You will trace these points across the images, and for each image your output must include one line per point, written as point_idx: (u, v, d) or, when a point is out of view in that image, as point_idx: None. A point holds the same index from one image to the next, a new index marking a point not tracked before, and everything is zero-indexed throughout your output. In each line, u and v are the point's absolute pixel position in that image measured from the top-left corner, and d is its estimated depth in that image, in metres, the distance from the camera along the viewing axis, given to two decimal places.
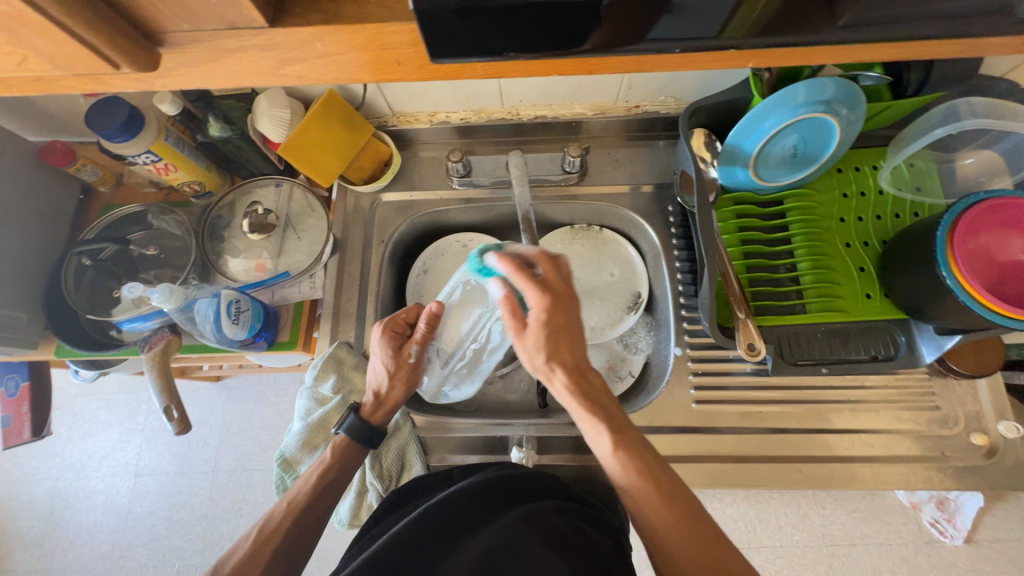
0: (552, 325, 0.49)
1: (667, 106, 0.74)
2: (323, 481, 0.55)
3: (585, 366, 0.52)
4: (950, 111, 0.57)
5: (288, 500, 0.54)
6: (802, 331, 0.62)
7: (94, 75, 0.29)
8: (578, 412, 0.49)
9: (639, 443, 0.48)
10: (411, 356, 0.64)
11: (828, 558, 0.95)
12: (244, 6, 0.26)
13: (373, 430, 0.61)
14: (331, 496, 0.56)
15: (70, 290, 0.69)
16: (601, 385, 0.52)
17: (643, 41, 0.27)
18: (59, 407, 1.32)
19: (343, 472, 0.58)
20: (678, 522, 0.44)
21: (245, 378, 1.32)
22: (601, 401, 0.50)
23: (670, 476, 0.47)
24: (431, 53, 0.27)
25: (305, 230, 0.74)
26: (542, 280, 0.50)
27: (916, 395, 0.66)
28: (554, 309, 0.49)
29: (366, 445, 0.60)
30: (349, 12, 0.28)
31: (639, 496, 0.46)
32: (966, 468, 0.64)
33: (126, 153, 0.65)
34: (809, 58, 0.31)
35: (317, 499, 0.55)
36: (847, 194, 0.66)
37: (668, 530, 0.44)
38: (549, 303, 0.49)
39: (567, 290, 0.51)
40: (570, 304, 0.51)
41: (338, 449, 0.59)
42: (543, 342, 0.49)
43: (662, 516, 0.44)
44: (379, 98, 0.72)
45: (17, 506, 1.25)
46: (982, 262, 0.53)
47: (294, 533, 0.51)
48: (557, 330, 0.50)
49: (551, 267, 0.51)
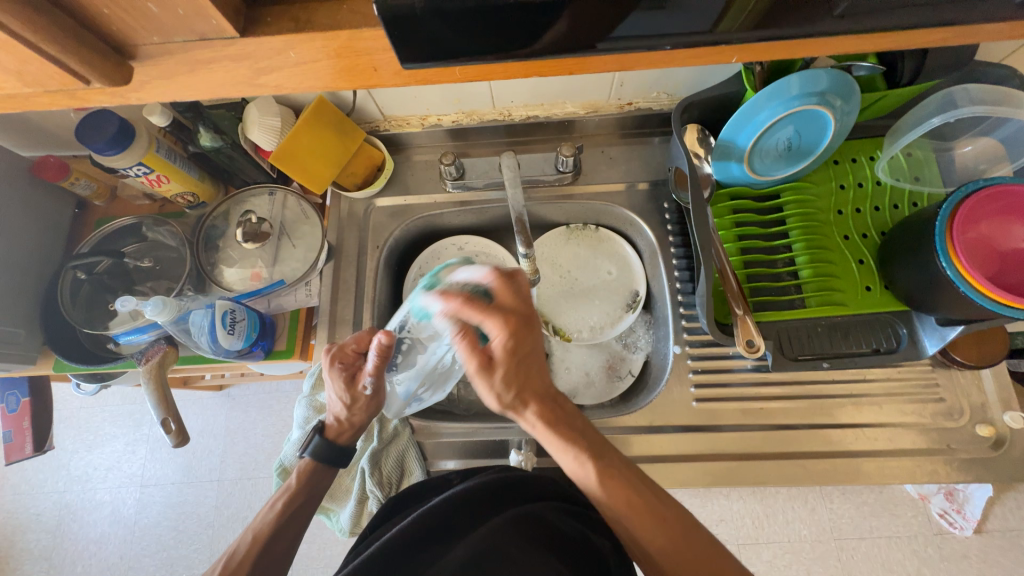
0: (509, 356, 0.48)
1: (659, 102, 0.73)
2: (288, 509, 0.53)
3: (556, 393, 0.53)
4: (947, 99, 0.57)
5: (253, 528, 0.51)
6: (803, 326, 0.61)
7: (67, 91, 0.28)
8: (559, 444, 0.49)
9: (619, 468, 0.48)
10: (366, 389, 0.58)
11: (837, 552, 0.94)
12: (214, 17, 0.26)
13: (339, 451, 0.59)
14: (300, 521, 0.54)
15: (68, 305, 0.69)
16: (573, 412, 0.52)
17: (618, 37, 0.27)
18: (64, 420, 1.32)
19: (310, 496, 0.56)
20: (674, 544, 0.44)
21: (247, 386, 1.32)
22: (575, 425, 0.50)
23: (660, 493, 0.47)
24: (403, 56, 0.26)
25: (299, 237, 0.74)
26: (492, 312, 0.48)
27: (919, 387, 0.65)
28: (505, 344, 0.48)
29: (333, 466, 0.59)
30: (321, 19, 0.27)
31: (630, 523, 0.46)
32: (973, 460, 0.63)
33: (118, 166, 0.65)
34: (793, 53, 0.30)
35: (283, 526, 0.52)
36: (845, 185, 0.65)
37: (666, 541, 0.44)
38: (503, 336, 0.48)
39: (518, 322, 0.49)
40: (533, 330, 0.50)
41: (302, 476, 0.57)
42: (505, 377, 0.49)
43: (657, 537, 0.45)
44: (369, 102, 0.71)
45: (26, 520, 1.26)
46: (983, 251, 0.52)
47: (259, 560, 0.49)
48: (516, 363, 0.49)
49: (506, 292, 0.50)
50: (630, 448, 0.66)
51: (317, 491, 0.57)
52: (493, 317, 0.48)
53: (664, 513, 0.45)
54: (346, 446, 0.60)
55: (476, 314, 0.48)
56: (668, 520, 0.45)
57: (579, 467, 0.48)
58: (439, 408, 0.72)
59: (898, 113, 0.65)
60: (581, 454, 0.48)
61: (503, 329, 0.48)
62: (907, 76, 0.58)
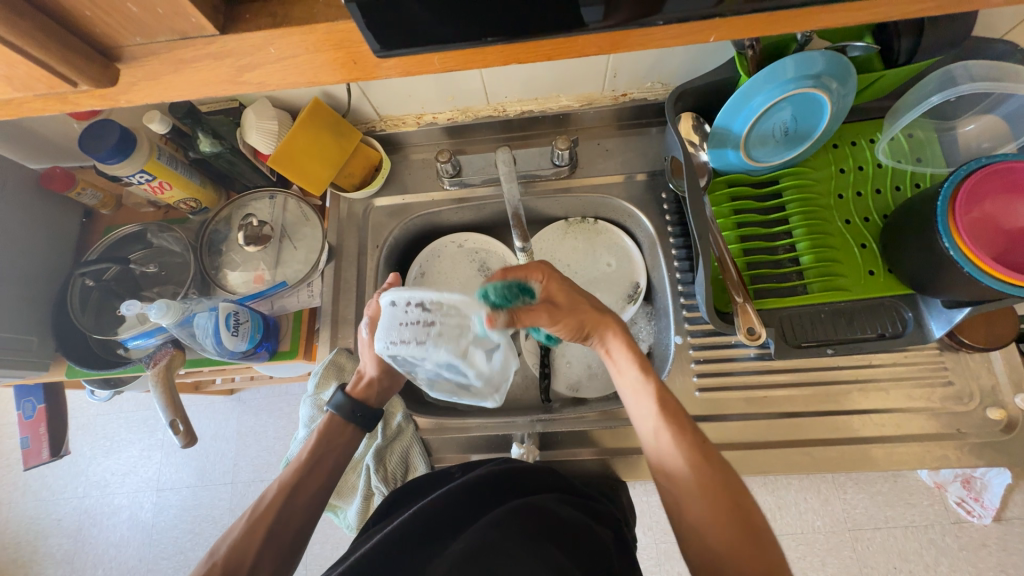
0: (567, 304, 0.56)
1: (654, 92, 0.73)
2: (312, 457, 0.57)
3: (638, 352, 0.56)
4: (946, 77, 0.56)
5: (279, 480, 0.55)
6: (805, 312, 0.60)
7: (58, 95, 0.29)
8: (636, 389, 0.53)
9: (670, 401, 0.51)
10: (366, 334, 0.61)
11: (852, 543, 0.93)
12: (193, 15, 0.27)
13: (359, 405, 0.62)
14: (328, 468, 0.58)
15: (77, 311, 0.71)
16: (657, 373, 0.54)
17: (582, 26, 0.28)
18: (81, 427, 1.35)
19: (330, 450, 0.59)
20: (705, 478, 0.46)
21: (257, 390, 1.33)
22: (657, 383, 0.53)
23: (701, 435, 0.49)
24: (376, 45, 0.27)
25: (300, 239, 0.75)
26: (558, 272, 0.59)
27: (927, 370, 0.64)
28: (569, 291, 0.57)
29: (353, 422, 0.61)
30: (297, 14, 0.28)
31: (666, 447, 0.49)
32: (984, 443, 0.62)
33: (121, 174, 0.66)
34: (777, 29, 0.30)
35: (306, 478, 0.56)
36: (846, 168, 0.64)
37: (699, 476, 0.46)
38: (566, 287, 0.57)
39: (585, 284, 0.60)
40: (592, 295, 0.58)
41: (323, 430, 0.60)
42: (566, 312, 0.56)
43: (690, 466, 0.47)
44: (364, 103, 0.72)
45: (47, 525, 1.29)
46: (987, 230, 0.51)
47: (284, 512, 0.53)
48: (573, 306, 0.56)
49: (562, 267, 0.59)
50: (634, 440, 0.66)
51: (341, 444, 0.61)
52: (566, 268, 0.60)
53: (699, 451, 0.47)
54: (364, 403, 0.62)
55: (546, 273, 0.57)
56: (705, 458, 0.47)
57: (637, 387, 0.53)
58: (443, 404, 0.73)
59: (896, 93, 0.64)
60: (644, 376, 0.52)
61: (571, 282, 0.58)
62: (903, 56, 0.57)
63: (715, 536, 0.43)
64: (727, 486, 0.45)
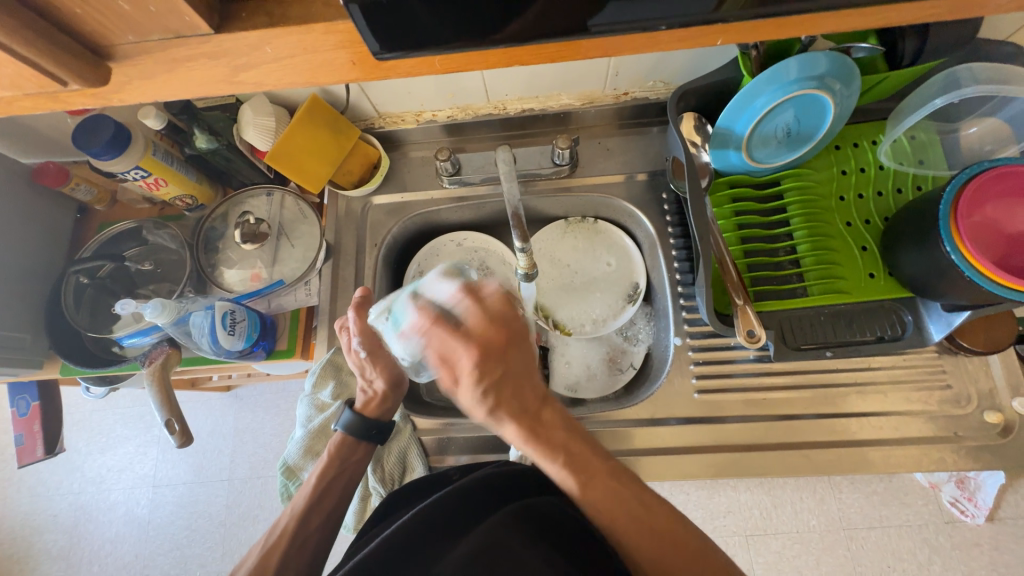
0: (478, 378, 0.41)
1: (656, 91, 0.72)
2: (323, 481, 0.58)
3: (540, 406, 0.45)
4: (950, 79, 0.55)
5: (293, 505, 0.57)
6: (806, 314, 0.60)
7: (48, 93, 0.29)
8: (540, 459, 0.44)
9: (575, 439, 0.45)
10: (360, 350, 0.60)
11: (846, 542, 0.94)
12: (187, 14, 0.26)
13: (371, 424, 0.62)
14: (340, 489, 0.59)
15: (72, 309, 0.70)
16: (563, 419, 0.45)
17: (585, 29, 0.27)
18: (76, 422, 1.34)
19: (343, 470, 0.60)
20: (639, 529, 0.43)
21: (254, 387, 1.32)
22: (571, 440, 0.45)
23: (613, 465, 0.46)
24: (375, 46, 0.27)
25: (298, 237, 0.74)
26: (467, 329, 0.42)
27: (925, 374, 0.64)
28: (489, 357, 0.42)
29: (365, 442, 0.62)
30: (295, 13, 0.27)
31: (587, 498, 0.44)
32: (981, 447, 0.62)
33: (116, 170, 0.65)
34: (781, 33, 0.30)
35: (319, 501, 0.58)
36: (847, 170, 0.64)
37: (617, 505, 0.44)
38: (483, 354, 0.41)
39: (505, 328, 0.43)
40: (505, 352, 0.43)
41: (336, 450, 0.61)
42: (489, 387, 0.42)
43: (628, 515, 0.44)
44: (362, 100, 0.71)
45: (43, 521, 1.29)
46: (988, 234, 0.51)
47: (297, 540, 0.54)
48: (500, 378, 0.42)
49: (476, 306, 0.43)
50: (632, 441, 0.66)
51: (354, 463, 0.61)
52: (474, 308, 0.43)
53: (609, 482, 0.44)
54: (376, 421, 0.62)
55: (443, 334, 0.42)
56: (624, 488, 0.45)
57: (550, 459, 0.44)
58: (441, 404, 0.73)
59: (898, 95, 0.63)
60: (546, 445, 0.44)
61: (491, 338, 0.42)
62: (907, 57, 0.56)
63: (649, 559, 0.43)
64: (639, 497, 0.45)
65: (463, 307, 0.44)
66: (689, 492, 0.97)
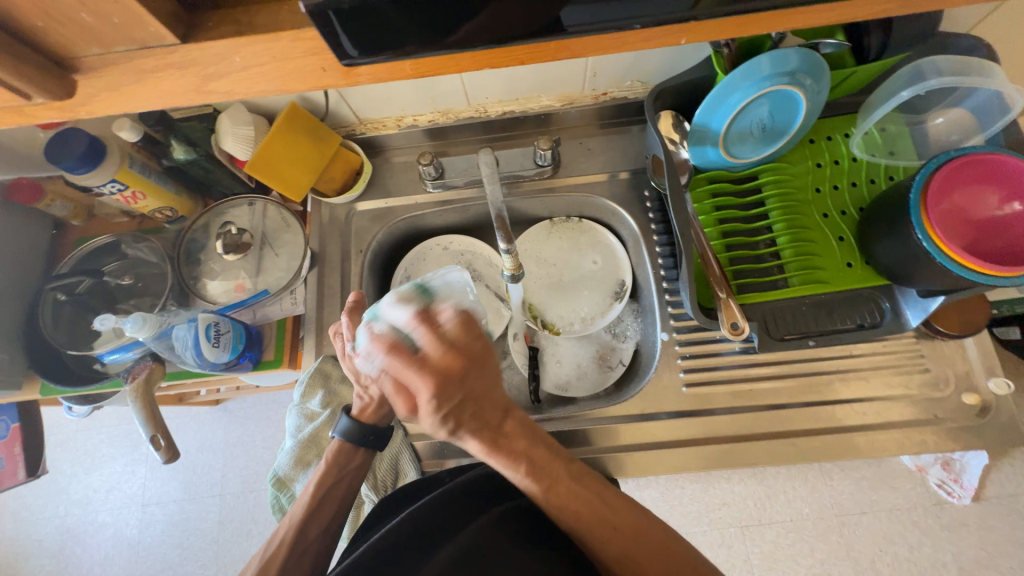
0: (439, 408, 0.39)
1: (634, 90, 0.73)
2: (320, 491, 0.58)
3: (501, 419, 0.44)
4: (915, 72, 0.57)
5: (290, 517, 0.57)
6: (787, 305, 0.61)
7: (13, 108, 0.29)
8: (502, 469, 0.44)
9: (537, 447, 0.45)
10: (352, 355, 0.60)
11: (838, 528, 0.95)
12: (152, 25, 0.26)
13: (368, 430, 0.61)
14: (339, 497, 0.59)
15: (49, 328, 0.68)
16: (524, 429, 0.45)
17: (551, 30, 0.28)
18: (60, 444, 1.31)
19: (340, 478, 0.60)
20: (606, 528, 0.44)
21: (244, 399, 1.31)
22: (534, 448, 0.45)
23: (575, 465, 0.46)
24: (344, 53, 0.27)
25: (281, 246, 0.73)
26: (423, 359, 0.39)
27: (904, 359, 0.65)
28: (449, 387, 0.39)
29: (363, 447, 0.61)
30: (263, 22, 0.27)
31: (550, 501, 0.44)
32: (960, 428, 0.63)
33: (91, 184, 0.64)
34: (743, 31, 0.30)
35: (317, 511, 0.57)
36: (822, 163, 0.65)
37: (582, 507, 0.44)
38: (439, 386, 0.39)
39: (464, 355, 0.40)
40: (466, 378, 0.40)
41: (333, 457, 0.60)
42: (447, 414, 0.40)
43: (591, 516, 0.44)
44: (342, 106, 0.71)
45: (27, 546, 1.25)
46: (956, 222, 0.53)
47: (295, 551, 0.54)
48: (457, 405, 0.40)
49: (432, 331, 0.40)
50: (623, 437, 0.66)
51: (351, 470, 0.61)
52: (431, 336, 0.39)
53: (570, 483, 0.45)
54: (374, 426, 0.61)
55: (400, 364, 0.39)
56: (589, 491, 0.45)
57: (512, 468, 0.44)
58: None
59: (867, 89, 0.65)
60: (507, 456, 0.43)
61: (447, 367, 0.39)
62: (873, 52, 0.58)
63: (614, 552, 0.44)
64: (602, 494, 0.45)
65: (420, 334, 0.40)
66: (684, 486, 0.98)
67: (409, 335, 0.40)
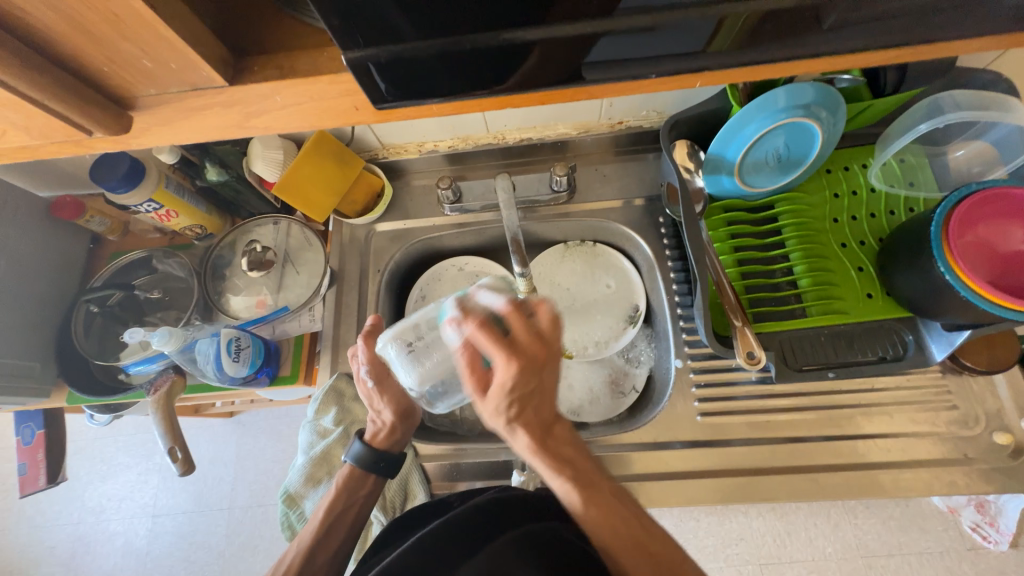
0: (514, 386, 0.40)
1: (650, 120, 0.75)
2: (330, 515, 0.58)
3: (552, 420, 0.46)
4: (933, 105, 0.57)
5: (299, 542, 0.57)
6: (805, 335, 0.60)
7: (76, 141, 0.32)
8: (545, 471, 0.45)
9: (580, 457, 0.46)
10: (366, 379, 0.60)
11: (865, 570, 0.90)
12: (204, 70, 0.29)
13: (380, 456, 0.61)
14: (347, 524, 0.59)
15: (81, 337, 0.72)
16: (568, 436, 0.47)
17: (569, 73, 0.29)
18: (78, 450, 1.34)
19: (350, 503, 0.59)
20: (640, 552, 0.43)
21: (257, 412, 1.32)
22: (574, 456, 0.46)
23: (617, 484, 0.47)
24: (376, 95, 0.29)
25: (303, 264, 0.75)
26: (513, 341, 0.41)
27: (930, 395, 0.63)
28: (530, 372, 0.41)
29: (374, 472, 0.61)
30: (303, 67, 0.30)
31: (587, 512, 0.44)
32: (993, 469, 0.60)
33: (129, 203, 0.67)
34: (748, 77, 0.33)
35: (325, 538, 0.57)
36: (839, 193, 0.65)
37: (619, 524, 0.44)
38: (522, 369, 0.40)
39: (550, 346, 0.42)
40: (542, 371, 0.42)
41: (344, 481, 0.60)
42: (519, 399, 0.42)
43: (627, 536, 0.44)
44: (367, 133, 0.74)
45: (40, 553, 1.27)
46: (982, 254, 0.52)
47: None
48: (527, 394, 0.42)
49: (523, 321, 0.42)
50: (635, 466, 0.65)
51: (361, 496, 0.60)
52: (524, 324, 0.42)
53: (611, 497, 0.45)
54: (385, 453, 0.61)
55: (486, 341, 0.41)
56: (629, 511, 0.45)
57: (555, 470, 0.45)
58: (444, 430, 0.72)
59: (885, 121, 0.65)
60: (554, 455, 0.45)
61: (534, 353, 0.41)
62: (890, 87, 0.60)
63: None
64: (640, 517, 0.45)
65: (513, 320, 0.42)
66: (699, 518, 0.95)
67: (502, 320, 0.42)
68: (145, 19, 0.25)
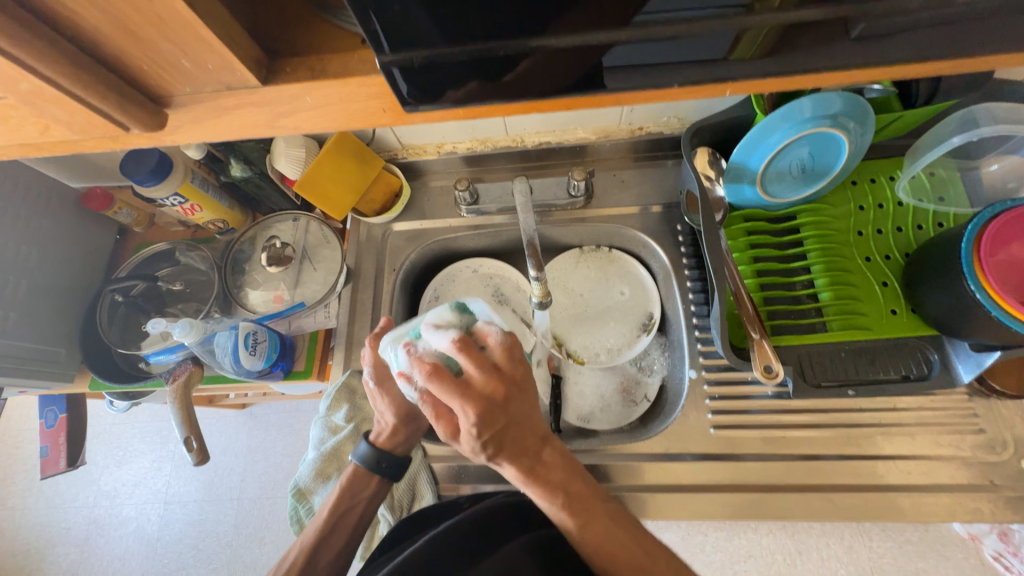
0: (478, 431, 0.41)
1: (671, 126, 0.74)
2: (334, 515, 0.58)
3: (539, 445, 0.45)
4: (967, 117, 0.55)
5: (303, 540, 0.58)
6: (825, 350, 0.59)
7: (113, 136, 0.33)
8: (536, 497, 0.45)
9: (573, 478, 0.45)
10: (371, 383, 0.60)
11: None
12: (238, 70, 0.29)
13: (385, 459, 0.61)
14: (351, 525, 0.59)
15: (105, 325, 0.73)
16: (560, 458, 0.46)
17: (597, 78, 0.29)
18: (97, 435, 1.37)
19: (353, 504, 0.60)
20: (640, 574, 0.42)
21: (268, 405, 1.34)
22: (565, 479, 0.45)
23: (614, 503, 0.46)
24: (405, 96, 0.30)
25: (320, 261, 0.77)
26: (468, 383, 0.42)
27: (956, 417, 0.61)
28: (491, 412, 0.41)
29: (379, 473, 0.61)
30: (334, 68, 0.30)
31: (586, 535, 0.44)
32: (1019, 497, 0.58)
33: (157, 197, 0.69)
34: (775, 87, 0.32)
35: (327, 538, 0.58)
36: (865, 206, 0.64)
37: (616, 549, 0.43)
38: (483, 412, 0.40)
39: (507, 380, 0.43)
40: (507, 405, 0.42)
41: (348, 481, 0.60)
42: (488, 440, 0.42)
43: (626, 561, 0.43)
44: (388, 133, 0.75)
45: (57, 533, 1.30)
46: (1016, 273, 0.50)
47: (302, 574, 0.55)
48: (497, 432, 0.42)
49: (474, 360, 0.42)
50: (645, 476, 0.64)
51: (365, 498, 0.61)
52: (476, 361, 0.42)
53: (608, 521, 0.44)
54: (389, 454, 0.61)
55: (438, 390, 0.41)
56: (627, 532, 0.44)
57: (546, 498, 0.44)
58: None
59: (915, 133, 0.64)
60: (541, 483, 0.44)
61: (491, 392, 0.41)
62: (920, 99, 0.57)
63: None
64: (638, 539, 0.44)
65: (463, 360, 0.43)
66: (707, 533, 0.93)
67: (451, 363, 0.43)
68: (186, 20, 0.26)
